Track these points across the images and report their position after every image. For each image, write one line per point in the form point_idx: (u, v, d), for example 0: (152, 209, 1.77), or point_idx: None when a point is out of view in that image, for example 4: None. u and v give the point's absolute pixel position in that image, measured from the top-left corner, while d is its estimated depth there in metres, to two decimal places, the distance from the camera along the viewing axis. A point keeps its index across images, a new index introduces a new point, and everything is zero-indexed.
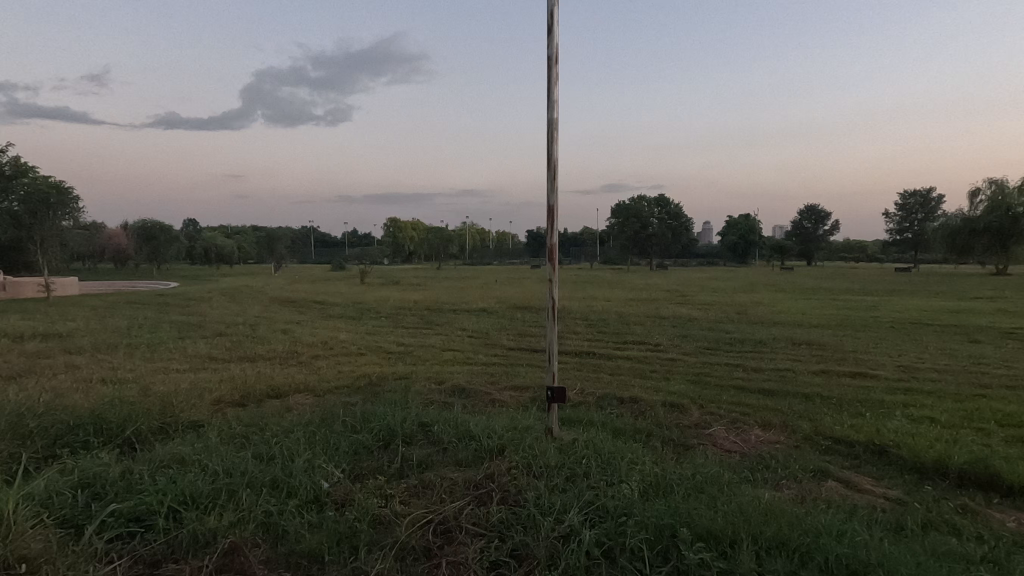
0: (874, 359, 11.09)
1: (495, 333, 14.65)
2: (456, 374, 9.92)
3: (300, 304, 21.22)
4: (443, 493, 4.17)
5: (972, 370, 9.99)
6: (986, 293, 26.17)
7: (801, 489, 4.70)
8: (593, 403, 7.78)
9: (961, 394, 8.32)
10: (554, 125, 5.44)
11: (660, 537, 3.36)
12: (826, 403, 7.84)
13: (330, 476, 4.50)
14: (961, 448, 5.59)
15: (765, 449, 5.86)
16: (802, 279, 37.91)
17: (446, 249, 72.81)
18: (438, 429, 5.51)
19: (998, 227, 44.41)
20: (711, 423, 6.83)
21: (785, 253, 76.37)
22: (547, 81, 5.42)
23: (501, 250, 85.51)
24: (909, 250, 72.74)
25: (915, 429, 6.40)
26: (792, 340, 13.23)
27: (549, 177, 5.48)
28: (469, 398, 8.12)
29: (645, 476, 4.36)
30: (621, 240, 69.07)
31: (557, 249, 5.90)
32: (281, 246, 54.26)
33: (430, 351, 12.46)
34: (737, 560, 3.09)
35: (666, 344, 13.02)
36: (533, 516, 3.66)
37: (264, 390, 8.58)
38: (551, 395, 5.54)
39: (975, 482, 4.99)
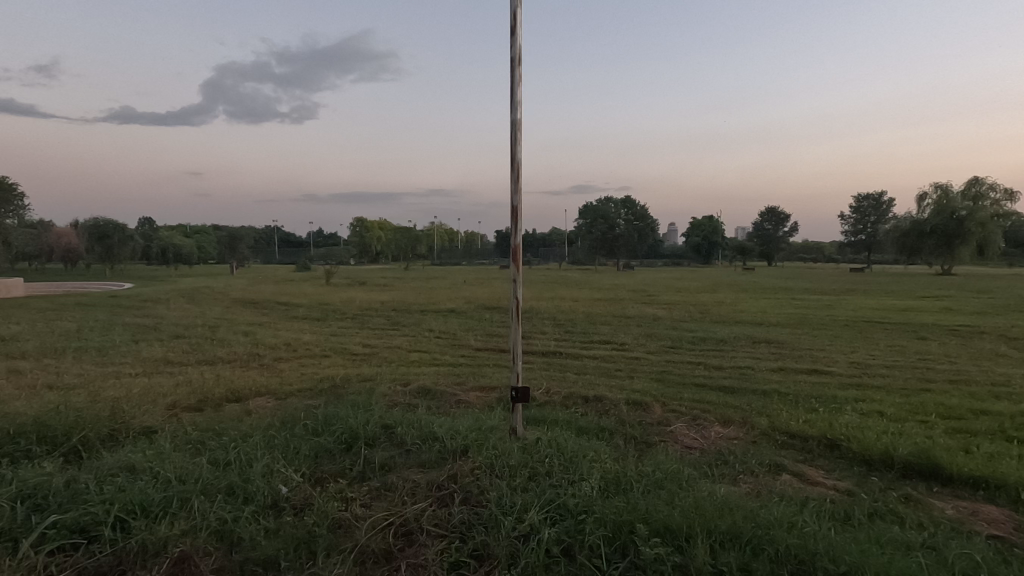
0: (828, 356, 11.53)
1: (462, 334, 14.60)
2: (422, 375, 9.84)
3: (262, 305, 20.74)
4: (405, 495, 4.13)
5: (919, 366, 10.49)
6: (933, 292, 27.52)
7: (757, 483, 4.84)
8: (558, 402, 7.84)
9: (908, 389, 8.71)
10: (518, 125, 5.46)
11: (619, 534, 3.42)
12: (782, 399, 8.10)
13: (289, 480, 4.40)
14: (906, 440, 5.85)
15: (723, 445, 6.02)
16: (762, 279, 39.09)
17: (414, 249, 72.45)
18: (401, 430, 5.45)
19: (944, 229, 46.63)
20: (672, 420, 6.98)
21: (748, 254, 78.50)
22: (511, 82, 5.43)
23: (471, 252, 85.27)
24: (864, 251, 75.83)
25: (864, 423, 6.67)
26: (752, 338, 13.64)
27: (513, 177, 5.50)
28: (435, 399, 8.07)
29: (607, 473, 4.42)
30: (589, 241, 69.91)
31: (522, 248, 5.93)
32: (244, 246, 52.91)
33: (397, 352, 12.34)
34: (692, 554, 3.16)
35: (631, 343, 13.25)
36: (494, 516, 3.66)
37: (223, 393, 8.36)
38: (515, 395, 5.55)
39: (918, 472, 5.23)
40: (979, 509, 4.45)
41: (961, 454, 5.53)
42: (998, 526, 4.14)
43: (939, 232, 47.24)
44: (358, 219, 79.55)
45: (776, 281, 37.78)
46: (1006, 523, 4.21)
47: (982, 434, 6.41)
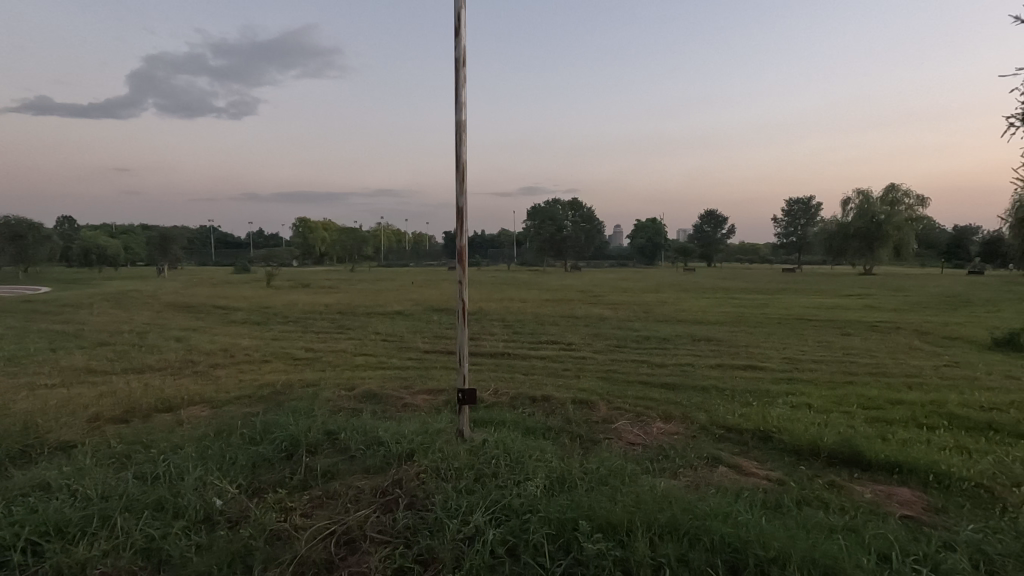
0: (762, 352, 12.13)
1: (410, 336, 14.40)
2: (368, 379, 9.63)
3: (197, 310, 19.74)
4: (348, 502, 4.04)
5: (843, 360, 11.21)
6: (855, 289, 29.52)
7: (695, 476, 5.02)
8: (506, 404, 7.86)
9: (834, 382, 9.30)
10: (462, 126, 5.45)
11: (562, 531, 3.47)
12: (720, 395, 8.46)
13: (224, 493, 4.21)
14: (830, 430, 6.24)
15: (665, 440, 6.22)
16: (701, 279, 40.74)
17: (360, 250, 70.97)
18: (345, 436, 5.32)
19: (866, 232, 50.03)
20: (617, 418, 7.15)
21: (689, 255, 81.50)
22: (455, 83, 5.41)
23: (419, 253, 84.32)
24: (795, 252, 80.46)
25: (794, 415, 7.07)
26: (693, 336, 14.17)
27: (458, 177, 5.48)
28: (381, 404, 7.92)
29: (552, 472, 4.48)
30: (537, 242, 70.72)
31: (467, 250, 5.91)
32: (177, 248, 50.14)
33: (342, 356, 12.02)
34: (632, 547, 3.25)
35: (579, 343, 13.48)
36: (439, 520, 3.63)
37: (152, 403, 7.89)
38: (462, 397, 5.51)
39: (842, 460, 5.58)
40: (893, 492, 4.80)
41: (879, 441, 5.95)
42: (910, 507, 4.49)
43: (861, 235, 50.63)
44: (301, 219, 77.05)
45: (716, 281, 39.42)
46: (917, 503, 4.57)
47: (898, 422, 6.91)
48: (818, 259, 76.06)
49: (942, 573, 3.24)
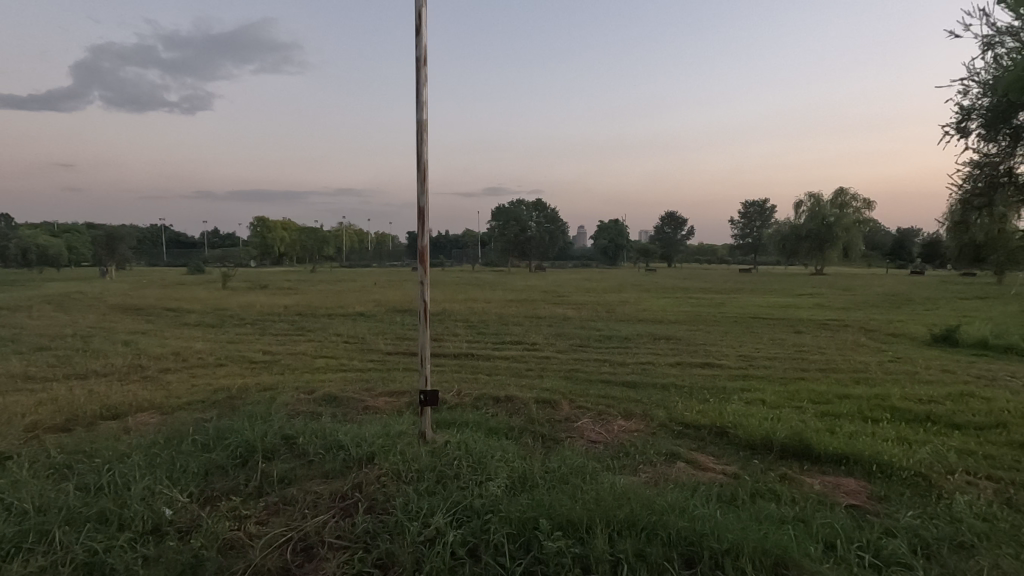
0: (719, 350, 12.49)
1: (372, 338, 14.19)
2: (328, 382, 9.43)
3: (147, 312, 18.93)
4: (306, 508, 3.95)
5: (795, 357, 11.65)
6: (807, 288, 30.68)
7: (654, 472, 5.13)
8: (469, 404, 7.82)
9: (786, 378, 9.65)
10: (424, 126, 5.40)
11: (523, 530, 3.49)
12: (679, 392, 8.66)
13: (173, 502, 4.04)
14: (783, 425, 6.46)
15: (625, 438, 6.32)
16: (661, 279, 41.65)
17: (321, 250, 69.49)
18: (303, 440, 5.20)
19: (817, 234, 52.16)
20: (579, 417, 7.22)
21: (650, 256, 83.22)
22: (416, 82, 5.37)
23: (382, 253, 83.14)
24: (750, 253, 83.19)
25: (749, 410, 7.31)
26: (653, 335, 14.46)
27: (420, 178, 5.43)
28: (341, 407, 7.78)
29: (513, 472, 4.49)
30: (501, 243, 70.84)
31: (429, 250, 5.86)
32: (124, 248, 47.91)
33: (301, 359, 11.73)
34: (592, 544, 3.29)
35: (542, 343, 13.56)
36: (400, 523, 3.59)
37: (96, 411, 7.52)
38: (424, 399, 5.46)
39: (793, 453, 5.79)
40: (841, 482, 5.01)
41: (827, 434, 6.20)
42: (855, 496, 4.70)
43: (812, 237, 52.74)
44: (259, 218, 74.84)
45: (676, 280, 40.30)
46: (862, 493, 4.79)
47: (845, 416, 7.23)
48: (772, 260, 78.76)
49: (884, 558, 3.41)
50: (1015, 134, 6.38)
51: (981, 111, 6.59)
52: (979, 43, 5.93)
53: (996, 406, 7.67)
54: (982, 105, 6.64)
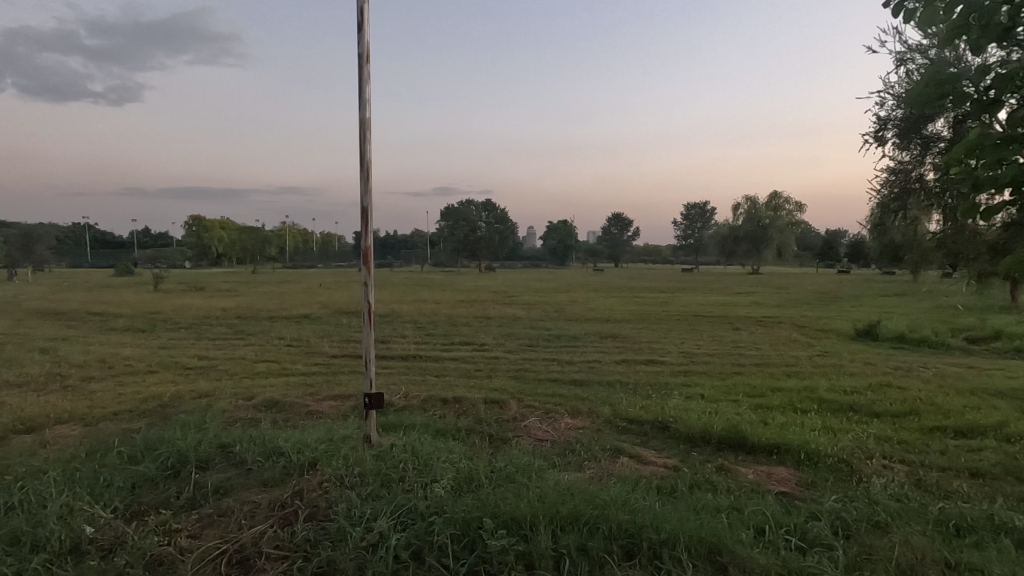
0: (663, 347, 12.90)
1: (317, 341, 13.80)
2: (269, 388, 9.08)
3: (69, 317, 17.67)
4: (243, 519, 3.80)
5: (732, 353, 12.19)
6: (745, 288, 32.00)
7: (599, 468, 5.25)
8: (417, 406, 7.74)
9: (725, 373, 10.09)
10: (367, 124, 5.31)
11: (467, 530, 3.49)
12: (624, 388, 8.89)
13: (95, 519, 3.80)
14: (721, 418, 6.74)
15: (571, 435, 6.43)
16: (607, 279, 42.57)
17: (262, 251, 66.89)
18: (241, 447, 4.99)
19: (753, 235, 54.78)
20: (527, 415, 7.29)
21: (598, 256, 84.90)
22: (359, 79, 5.27)
23: (328, 254, 80.94)
24: (693, 253, 86.35)
25: (689, 405, 7.60)
26: (600, 334, 14.76)
27: (363, 178, 5.33)
28: (283, 412, 7.53)
29: (459, 472, 4.48)
30: (451, 244, 70.48)
31: (373, 250, 5.76)
32: (42, 248, 44.48)
33: (240, 364, 11.25)
34: (535, 541, 3.34)
35: (491, 343, 13.59)
36: (342, 529, 3.52)
37: (9, 425, 6.96)
38: (369, 402, 5.36)
39: (729, 444, 6.06)
40: (772, 471, 5.29)
41: (760, 425, 6.52)
42: (785, 484, 4.96)
43: (749, 237, 55.21)
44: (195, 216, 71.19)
45: (622, 280, 41.37)
46: (791, 480, 5.06)
47: (777, 407, 7.64)
48: (713, 261, 81.80)
49: (809, 540, 3.63)
50: (925, 144, 6.91)
51: (895, 121, 7.12)
52: (892, 58, 6.39)
53: (910, 394, 8.28)
54: (896, 117, 7.18)
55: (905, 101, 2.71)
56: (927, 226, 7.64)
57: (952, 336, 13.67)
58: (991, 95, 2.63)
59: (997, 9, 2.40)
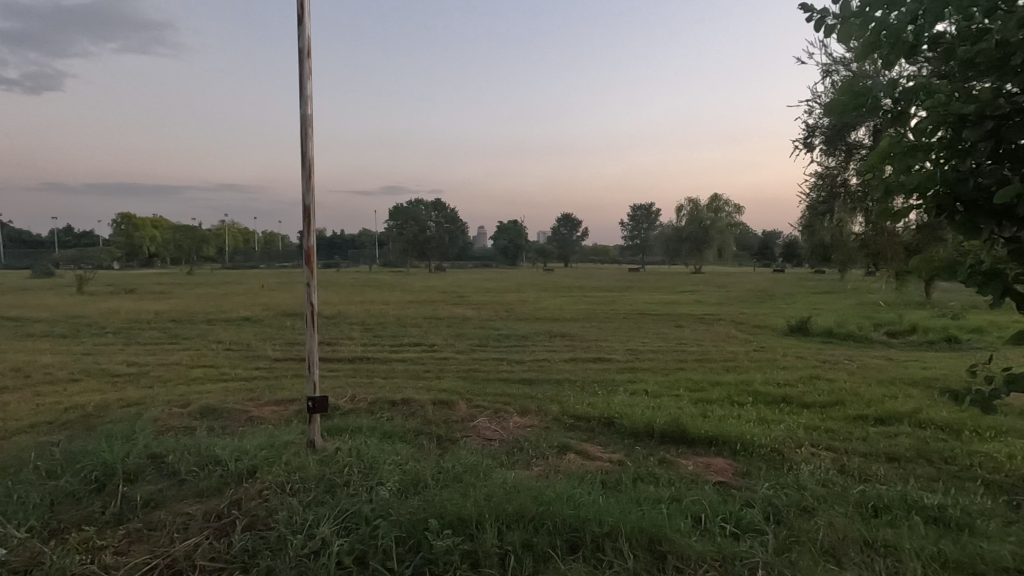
0: (610, 345, 13.20)
1: (259, 344, 13.30)
2: (206, 394, 8.67)
3: None
4: (174, 532, 3.63)
5: (675, 349, 12.62)
6: (689, 287, 33.15)
7: (546, 464, 5.32)
8: (364, 409, 7.59)
9: (668, 369, 10.43)
10: (308, 121, 5.17)
11: (413, 532, 3.46)
12: (572, 386, 9.04)
13: (7, 540, 3.54)
14: (663, 413, 6.96)
15: (520, 433, 6.48)
16: (556, 279, 43.02)
17: (199, 251, 63.62)
18: (174, 457, 4.75)
19: (696, 236, 56.87)
20: (476, 415, 7.29)
21: (548, 256, 85.91)
22: (299, 74, 5.12)
23: (272, 254, 78.06)
24: (638, 253, 88.71)
25: (634, 400, 7.81)
26: (550, 333, 14.93)
27: (304, 175, 5.18)
28: (221, 419, 7.21)
29: (406, 474, 4.44)
30: (400, 244, 69.48)
31: (316, 250, 5.61)
32: None
33: (174, 370, 10.69)
34: (480, 539, 3.36)
35: (440, 343, 13.51)
36: (282, 537, 3.42)
37: None
38: (312, 406, 5.21)
39: (671, 438, 6.27)
40: (710, 462, 5.52)
41: (701, 419, 6.78)
42: (723, 474, 5.19)
43: (692, 237, 57.25)
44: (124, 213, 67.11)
45: (571, 279, 41.99)
46: (728, 470, 5.30)
47: (716, 401, 7.97)
48: (658, 261, 84.31)
49: (742, 526, 3.82)
50: (848, 150, 7.37)
51: (822, 129, 7.56)
52: (819, 70, 6.78)
53: (836, 386, 8.82)
54: (823, 125, 7.62)
55: (825, 109, 2.86)
56: (851, 227, 8.15)
57: (874, 330, 14.66)
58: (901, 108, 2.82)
59: (903, 28, 2.58)
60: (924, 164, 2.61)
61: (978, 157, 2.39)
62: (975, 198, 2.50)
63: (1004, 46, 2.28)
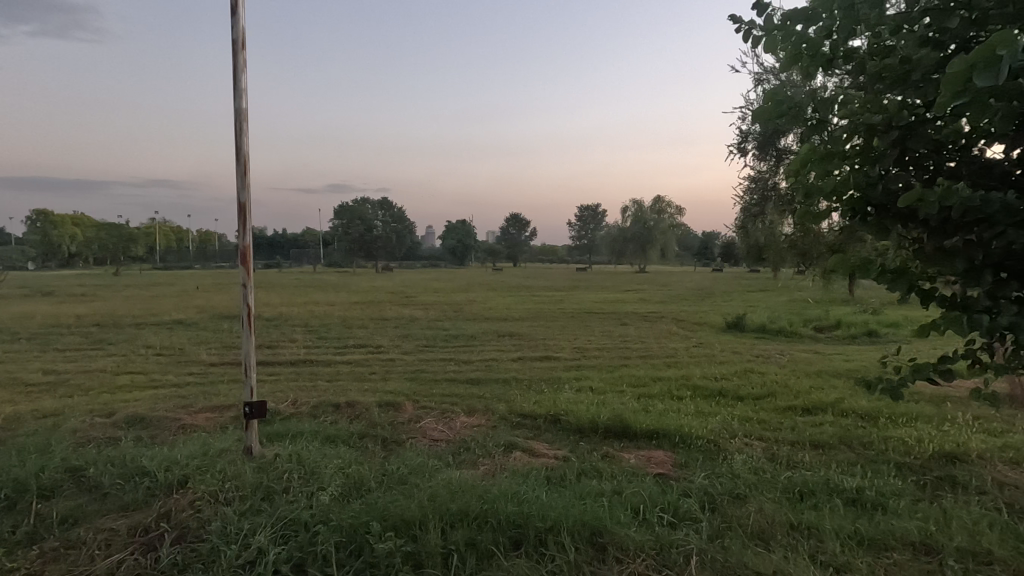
0: (557, 344, 13.38)
1: (193, 348, 12.66)
2: (133, 402, 8.16)
3: None
4: (95, 550, 3.41)
5: (619, 347, 12.95)
6: (633, 285, 34.01)
7: (492, 463, 5.35)
8: (306, 414, 7.37)
9: (613, 366, 10.67)
10: (242, 115, 4.97)
11: (354, 536, 3.40)
12: (519, 385, 9.11)
13: None
14: (607, 409, 7.13)
15: (466, 433, 6.47)
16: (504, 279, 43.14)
17: (125, 251, 59.62)
18: (96, 470, 4.46)
19: (640, 236, 58.48)
20: (423, 416, 7.23)
21: (497, 257, 86.13)
22: (232, 66, 4.91)
23: (208, 254, 74.38)
24: (585, 254, 90.32)
25: (579, 397, 7.96)
26: (498, 332, 14.97)
27: (238, 171, 4.98)
28: (150, 428, 6.81)
29: (348, 478, 4.36)
30: (345, 243, 67.79)
31: (253, 250, 5.40)
32: None
33: (97, 377, 10.01)
34: (423, 540, 3.35)
35: (387, 344, 13.30)
36: (215, 549, 3.28)
37: None
38: (248, 411, 5.01)
39: (614, 432, 6.44)
40: (651, 455, 5.70)
41: (643, 413, 6.98)
42: (662, 466, 5.37)
43: (636, 238, 58.85)
44: None
45: (519, 279, 42.24)
46: (667, 462, 5.50)
47: (657, 395, 8.25)
48: (604, 261, 86.20)
49: (679, 515, 3.97)
50: (777, 156, 7.77)
51: (754, 136, 7.95)
52: (752, 78, 7.12)
53: (768, 379, 9.31)
54: (754, 131, 8.01)
55: (752, 116, 3.01)
56: (781, 228, 8.61)
57: (803, 326, 15.55)
58: (821, 117, 2.99)
59: (820, 42, 2.76)
60: (840, 169, 2.77)
61: (886, 163, 2.57)
62: (885, 201, 2.68)
63: (906, 62, 2.47)
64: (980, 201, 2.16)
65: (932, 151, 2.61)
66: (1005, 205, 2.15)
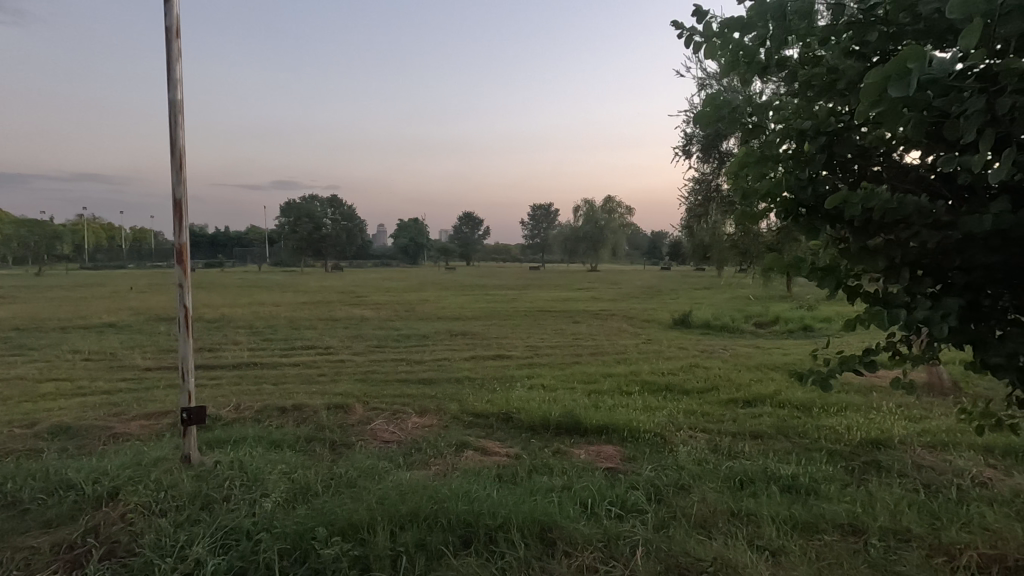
0: (510, 342, 13.44)
1: (126, 353, 11.95)
2: (58, 411, 7.63)
3: None
4: (14, 570, 3.18)
5: (571, 344, 13.14)
6: (585, 285, 34.56)
7: (443, 463, 5.32)
8: (249, 418, 7.09)
9: (564, 364, 10.81)
10: (177, 107, 4.73)
11: (299, 543, 3.31)
12: (472, 384, 9.08)
13: None
14: (559, 406, 7.22)
15: (418, 434, 6.40)
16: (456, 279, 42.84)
17: (50, 249, 55.60)
18: (13, 485, 4.14)
19: (592, 236, 59.48)
20: (373, 418, 7.10)
21: (450, 256, 85.65)
22: (166, 56, 4.67)
23: (143, 252, 70.37)
24: (538, 253, 91.07)
25: (532, 395, 8.02)
26: (450, 332, 14.87)
27: (173, 165, 4.74)
28: (77, 438, 6.39)
29: (293, 483, 4.23)
30: (292, 242, 65.69)
31: (190, 249, 5.16)
32: None
33: (17, 385, 9.29)
34: (372, 543, 3.29)
35: (337, 345, 12.99)
36: (148, 563, 3.12)
37: None
38: (186, 417, 4.78)
39: (565, 429, 6.53)
40: (601, 449, 5.81)
41: (593, 409, 7.12)
42: (611, 460, 5.49)
43: (588, 237, 59.83)
44: None
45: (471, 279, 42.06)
46: (616, 456, 5.62)
47: (607, 391, 8.42)
48: (557, 260, 87.29)
49: (626, 507, 4.08)
50: (720, 159, 8.07)
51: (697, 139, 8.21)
52: (696, 83, 7.37)
53: (712, 373, 9.66)
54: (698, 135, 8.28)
55: (694, 120, 3.11)
56: (723, 228, 8.95)
57: (744, 322, 16.23)
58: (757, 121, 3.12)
59: (757, 49, 2.88)
60: (774, 171, 2.91)
61: (815, 166, 2.71)
62: (816, 203, 2.83)
63: (833, 72, 2.61)
64: (898, 205, 2.31)
65: (857, 156, 2.78)
66: (919, 207, 2.31)
